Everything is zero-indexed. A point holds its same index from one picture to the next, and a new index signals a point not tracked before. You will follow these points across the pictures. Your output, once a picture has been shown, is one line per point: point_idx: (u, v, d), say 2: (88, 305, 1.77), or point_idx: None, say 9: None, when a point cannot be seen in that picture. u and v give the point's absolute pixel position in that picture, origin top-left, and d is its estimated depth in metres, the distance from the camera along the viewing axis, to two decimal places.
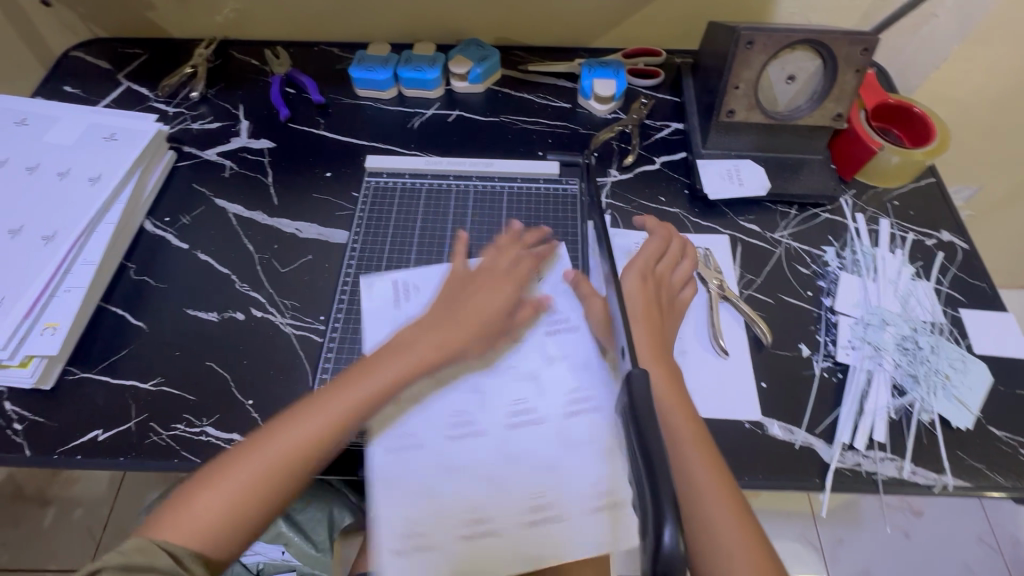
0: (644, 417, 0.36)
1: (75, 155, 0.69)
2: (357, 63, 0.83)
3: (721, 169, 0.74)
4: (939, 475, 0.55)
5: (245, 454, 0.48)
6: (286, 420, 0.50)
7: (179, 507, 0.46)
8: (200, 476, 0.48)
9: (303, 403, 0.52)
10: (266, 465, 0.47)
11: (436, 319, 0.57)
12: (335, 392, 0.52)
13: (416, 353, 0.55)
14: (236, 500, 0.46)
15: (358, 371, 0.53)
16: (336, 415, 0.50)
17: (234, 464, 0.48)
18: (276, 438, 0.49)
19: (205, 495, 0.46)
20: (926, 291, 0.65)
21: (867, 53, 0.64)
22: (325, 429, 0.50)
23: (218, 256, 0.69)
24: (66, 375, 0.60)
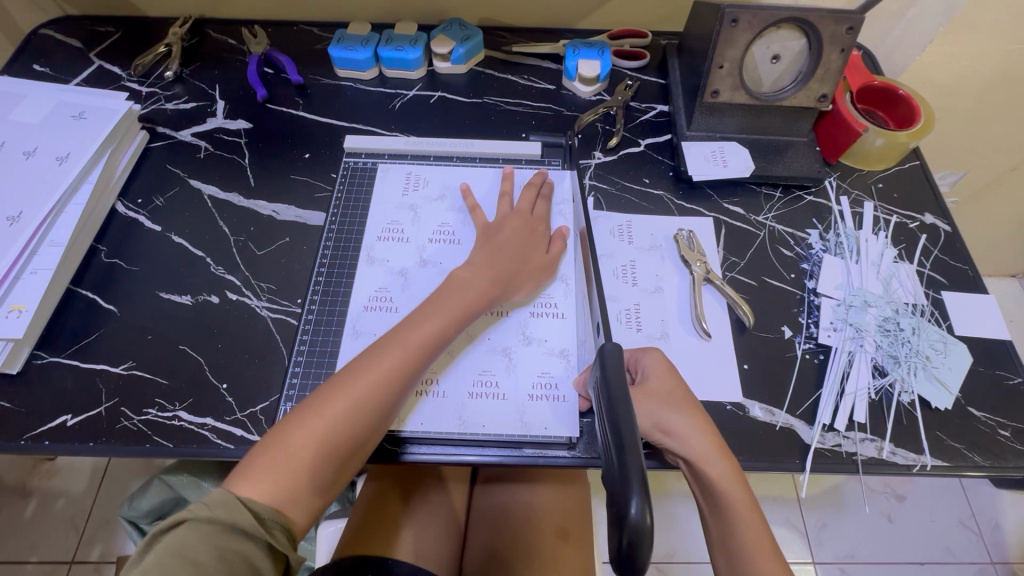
0: (615, 389, 0.37)
1: (43, 134, 0.67)
2: (336, 42, 0.81)
3: (706, 151, 0.73)
4: (918, 455, 0.55)
5: (324, 402, 0.47)
6: (357, 366, 0.50)
7: (261, 461, 0.45)
8: (285, 423, 0.47)
9: (370, 349, 0.52)
10: (348, 410, 0.47)
11: (481, 259, 0.59)
12: (399, 337, 0.52)
13: (468, 296, 0.56)
14: (322, 448, 0.46)
15: (419, 314, 0.54)
16: (408, 358, 0.51)
17: (315, 414, 0.47)
18: (350, 384, 0.49)
19: (290, 446, 0.45)
20: (908, 273, 0.65)
21: (852, 32, 0.62)
22: (396, 372, 0.50)
23: (194, 238, 0.68)
24: (34, 359, 0.59)
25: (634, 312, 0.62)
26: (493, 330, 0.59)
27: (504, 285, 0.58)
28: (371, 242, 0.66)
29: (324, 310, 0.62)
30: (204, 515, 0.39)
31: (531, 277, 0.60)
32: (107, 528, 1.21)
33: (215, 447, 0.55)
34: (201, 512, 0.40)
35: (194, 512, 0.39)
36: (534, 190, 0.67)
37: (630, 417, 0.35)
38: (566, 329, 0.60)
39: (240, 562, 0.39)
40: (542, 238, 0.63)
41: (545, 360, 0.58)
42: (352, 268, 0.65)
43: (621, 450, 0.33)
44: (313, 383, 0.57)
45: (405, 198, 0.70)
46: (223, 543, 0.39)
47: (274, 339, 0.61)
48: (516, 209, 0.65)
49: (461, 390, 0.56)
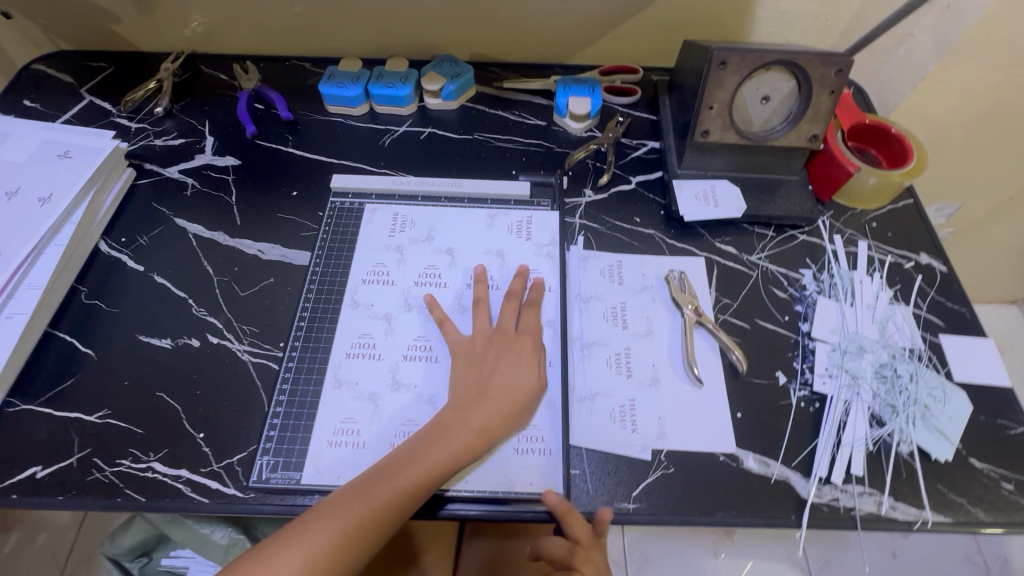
0: None
1: (26, 173, 0.67)
2: (326, 79, 0.81)
3: (697, 191, 0.72)
4: (919, 510, 0.53)
5: (274, 560, 0.45)
6: (316, 517, 0.48)
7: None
8: (273, 540, 0.47)
9: (336, 496, 0.49)
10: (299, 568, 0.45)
11: (468, 404, 0.54)
12: (371, 485, 0.49)
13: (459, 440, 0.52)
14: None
15: (430, 434, 0.52)
16: (374, 511, 0.48)
17: (263, 570, 0.45)
18: (312, 534, 0.46)
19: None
20: (904, 316, 0.64)
21: (841, 75, 0.62)
22: (356, 529, 0.47)
23: (177, 279, 0.67)
24: (5, 407, 0.57)
25: (624, 358, 0.61)
26: None
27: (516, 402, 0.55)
28: (357, 286, 0.65)
29: (304, 357, 0.60)
30: None
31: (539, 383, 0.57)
32: (90, 564, 1.17)
33: (189, 500, 0.53)
34: None
35: None
36: (516, 300, 0.62)
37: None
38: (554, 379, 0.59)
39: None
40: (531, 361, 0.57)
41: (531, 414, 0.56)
42: (335, 310, 0.63)
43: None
44: (292, 433, 0.56)
45: (391, 239, 0.69)
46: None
47: (254, 385, 0.59)
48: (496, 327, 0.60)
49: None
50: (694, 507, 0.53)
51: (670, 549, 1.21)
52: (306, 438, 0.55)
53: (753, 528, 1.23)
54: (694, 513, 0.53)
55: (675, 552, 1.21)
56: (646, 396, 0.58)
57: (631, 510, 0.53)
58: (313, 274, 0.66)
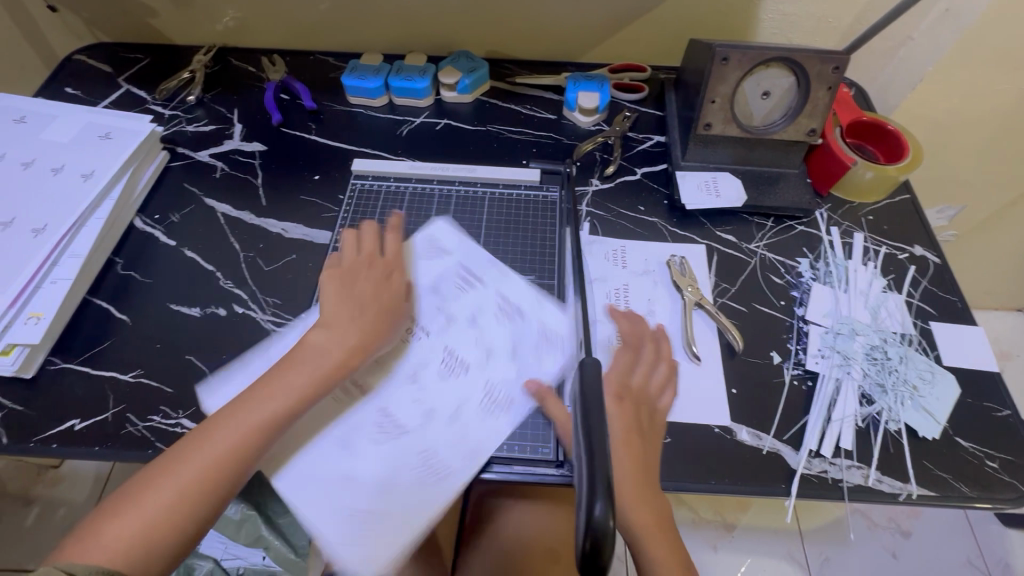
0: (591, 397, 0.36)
1: (70, 152, 0.72)
2: (349, 71, 0.86)
3: (699, 180, 0.75)
4: (905, 483, 0.56)
5: (152, 483, 0.45)
6: (199, 436, 0.48)
7: (87, 537, 0.43)
8: (148, 469, 0.47)
9: (209, 419, 0.50)
10: (181, 484, 0.45)
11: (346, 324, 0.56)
12: (242, 409, 0.50)
13: (328, 359, 0.54)
14: (152, 524, 0.44)
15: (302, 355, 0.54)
16: (253, 427, 0.49)
17: (145, 494, 0.45)
18: (191, 455, 0.47)
19: (112, 525, 0.43)
20: (896, 302, 0.67)
21: (838, 72, 0.66)
22: (238, 443, 0.48)
23: (205, 254, 0.71)
24: (47, 365, 0.62)
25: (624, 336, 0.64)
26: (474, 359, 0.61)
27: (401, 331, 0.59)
28: (339, 263, 0.67)
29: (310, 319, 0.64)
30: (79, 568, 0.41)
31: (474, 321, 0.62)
32: None
33: None
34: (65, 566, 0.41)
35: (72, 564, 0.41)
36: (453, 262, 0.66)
37: (603, 424, 0.35)
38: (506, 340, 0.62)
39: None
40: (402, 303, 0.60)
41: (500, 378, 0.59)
42: None
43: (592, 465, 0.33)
44: None
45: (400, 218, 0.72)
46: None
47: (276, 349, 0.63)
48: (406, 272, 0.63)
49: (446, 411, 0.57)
50: (689, 474, 0.56)
51: None
52: None
53: (753, 524, 1.24)
54: (688, 480, 0.55)
55: None
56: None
57: None
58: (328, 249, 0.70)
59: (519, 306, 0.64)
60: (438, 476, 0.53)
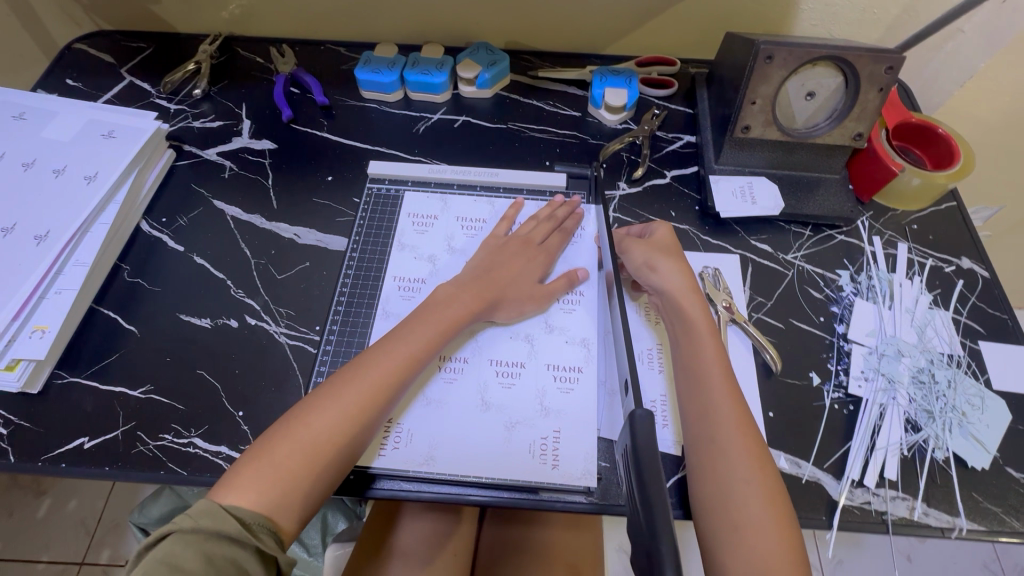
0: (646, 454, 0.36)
1: (72, 152, 0.68)
2: (362, 64, 0.81)
3: (734, 186, 0.71)
4: (953, 517, 0.53)
5: (307, 417, 0.48)
6: (349, 373, 0.51)
7: (244, 471, 0.45)
8: (271, 433, 0.47)
9: (352, 363, 0.52)
10: (335, 419, 0.48)
11: (469, 279, 0.60)
12: (356, 374, 0.51)
13: (449, 314, 0.56)
14: (307, 458, 0.46)
15: (408, 325, 0.55)
16: (394, 367, 0.52)
17: (301, 426, 0.47)
18: (313, 416, 0.48)
19: (276, 453, 0.45)
20: (943, 320, 0.63)
21: (891, 72, 0.61)
22: (358, 406, 0.49)
23: (216, 260, 0.68)
24: (54, 379, 0.59)
25: (657, 353, 0.61)
26: (522, 355, 0.60)
27: (489, 304, 0.59)
28: (448, 223, 0.70)
29: (358, 286, 0.65)
30: (186, 526, 0.40)
31: (537, 301, 0.61)
32: (118, 531, 1.21)
33: None
34: (184, 523, 0.40)
35: (176, 524, 0.40)
36: (548, 223, 0.67)
37: (663, 490, 0.34)
38: (588, 320, 0.62)
39: (228, 567, 0.39)
40: (539, 267, 0.63)
41: (590, 364, 0.59)
42: (376, 284, 0.65)
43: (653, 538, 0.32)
44: None
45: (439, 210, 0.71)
46: (210, 550, 0.39)
47: (288, 365, 0.60)
48: (526, 235, 0.66)
49: (539, 380, 0.58)
50: None
51: None
52: None
53: None
54: None
55: None
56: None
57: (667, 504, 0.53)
58: (371, 223, 0.70)
59: (578, 290, 0.64)
60: (516, 447, 0.54)
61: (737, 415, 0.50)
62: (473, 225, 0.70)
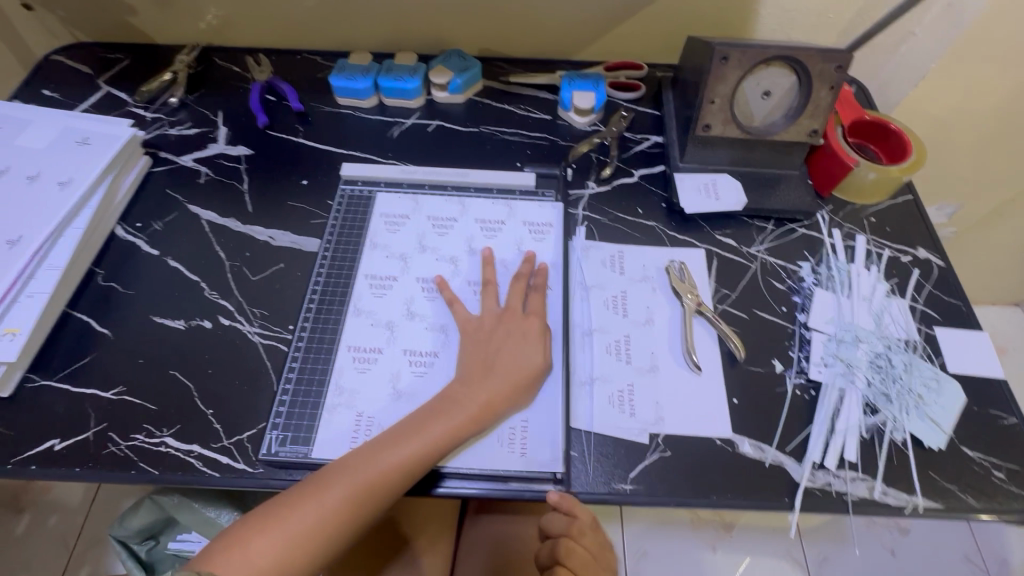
0: None
1: (47, 159, 0.69)
2: (337, 71, 0.83)
3: (698, 183, 0.74)
4: (910, 495, 0.54)
5: (288, 512, 0.49)
6: (337, 470, 0.51)
7: (223, 558, 0.46)
8: (252, 519, 0.49)
9: (347, 458, 0.52)
10: (310, 524, 0.48)
11: (474, 376, 0.57)
12: (347, 474, 0.51)
13: (455, 418, 0.54)
14: (277, 560, 0.47)
15: (410, 428, 0.53)
16: (380, 476, 0.50)
17: (278, 522, 0.48)
18: (291, 517, 0.48)
19: (250, 547, 0.47)
20: (900, 308, 0.65)
21: (841, 71, 0.63)
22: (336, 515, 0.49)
23: (189, 263, 0.69)
24: (26, 382, 0.59)
25: (623, 344, 0.62)
26: None
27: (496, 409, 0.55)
28: (420, 222, 0.71)
29: (331, 285, 0.66)
30: None
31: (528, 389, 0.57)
32: (98, 547, 1.19)
33: (201, 474, 0.55)
34: None
35: None
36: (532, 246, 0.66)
37: None
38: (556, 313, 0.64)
39: None
40: (538, 343, 0.59)
41: (555, 352, 0.61)
42: (348, 284, 0.66)
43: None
44: (312, 367, 0.60)
45: (412, 213, 0.72)
46: None
47: (258, 363, 0.61)
48: (503, 308, 0.62)
49: None
50: (689, 489, 0.54)
51: (669, 542, 1.19)
52: (314, 414, 0.57)
53: (751, 523, 1.21)
54: (687, 495, 0.54)
55: (673, 547, 1.20)
56: (645, 382, 0.60)
57: (629, 491, 0.54)
58: (346, 223, 0.71)
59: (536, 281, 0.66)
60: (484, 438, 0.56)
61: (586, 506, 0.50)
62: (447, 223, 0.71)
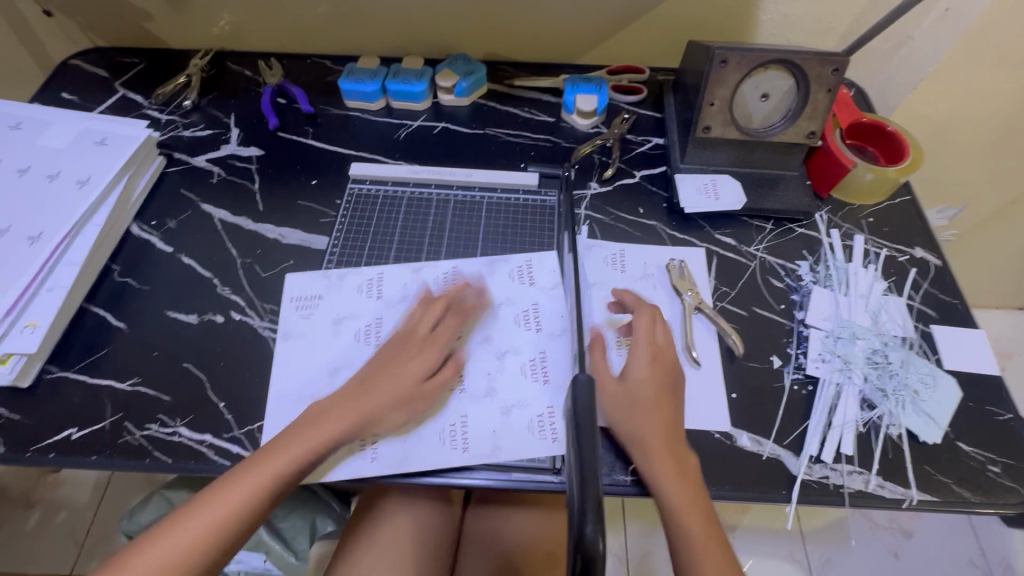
0: (583, 415, 0.44)
1: (66, 159, 0.71)
2: (346, 75, 0.85)
3: (698, 183, 0.75)
4: (906, 489, 0.55)
5: (199, 506, 0.48)
6: (255, 457, 0.51)
7: (141, 547, 0.47)
8: (172, 517, 0.48)
9: (263, 445, 0.52)
10: (222, 515, 0.48)
11: (393, 355, 0.58)
12: (261, 456, 0.51)
13: (365, 401, 0.55)
14: (184, 550, 0.46)
15: (318, 412, 0.54)
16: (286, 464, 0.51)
17: (195, 512, 0.48)
18: (205, 506, 0.48)
19: (165, 544, 0.46)
20: (897, 306, 0.66)
21: (837, 73, 0.65)
22: (248, 499, 0.49)
23: (202, 259, 0.71)
24: (44, 373, 0.61)
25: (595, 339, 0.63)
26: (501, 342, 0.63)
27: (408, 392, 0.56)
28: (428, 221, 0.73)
29: (339, 280, 0.68)
30: None
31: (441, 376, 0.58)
32: (106, 541, 1.21)
33: (213, 463, 0.56)
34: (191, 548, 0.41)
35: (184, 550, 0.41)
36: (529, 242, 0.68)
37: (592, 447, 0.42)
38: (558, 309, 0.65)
39: None
40: (456, 330, 0.61)
41: (546, 341, 0.63)
42: (354, 283, 0.68)
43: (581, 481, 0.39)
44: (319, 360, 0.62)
45: (419, 212, 0.74)
46: None
47: (268, 356, 0.63)
48: (431, 299, 0.64)
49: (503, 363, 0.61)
50: None
51: None
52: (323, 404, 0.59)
53: (753, 524, 1.22)
54: None
55: None
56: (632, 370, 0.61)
57: (629, 482, 0.55)
58: (355, 221, 0.73)
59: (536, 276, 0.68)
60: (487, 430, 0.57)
61: (684, 505, 0.50)
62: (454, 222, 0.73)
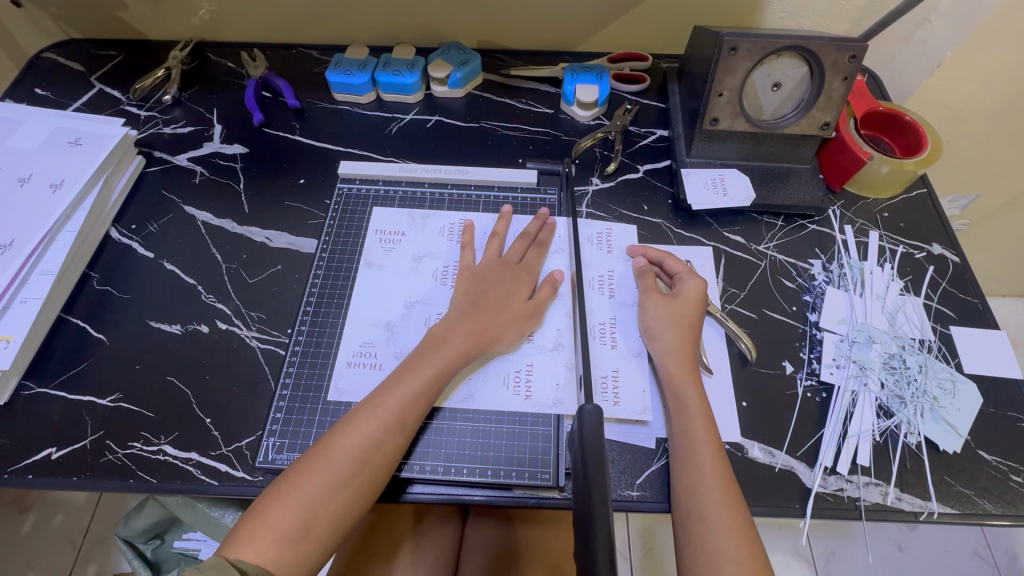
0: (590, 447, 0.42)
1: (38, 161, 0.67)
2: (333, 66, 0.81)
3: (705, 178, 0.71)
4: (925, 501, 0.53)
5: (301, 474, 0.48)
6: (342, 427, 0.50)
7: (247, 529, 0.46)
8: (268, 494, 0.47)
9: (353, 411, 0.52)
10: (329, 480, 0.47)
11: (463, 312, 0.58)
12: (365, 416, 0.50)
13: (441, 354, 0.55)
14: (299, 522, 0.46)
15: (406, 368, 0.54)
16: (381, 425, 0.50)
17: (292, 488, 0.47)
18: (310, 473, 0.48)
19: (272, 518, 0.46)
20: (915, 306, 0.63)
21: (855, 60, 0.61)
22: (354, 463, 0.48)
23: (185, 265, 0.67)
24: (21, 390, 0.59)
25: (608, 328, 0.61)
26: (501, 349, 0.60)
27: (482, 341, 0.57)
28: (422, 222, 0.70)
29: (329, 285, 0.65)
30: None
31: (511, 328, 0.58)
32: (105, 544, 1.19)
33: (199, 483, 0.54)
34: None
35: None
36: (524, 239, 0.65)
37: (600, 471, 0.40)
38: (560, 314, 0.62)
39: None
40: (524, 286, 0.62)
41: (535, 354, 0.59)
42: (344, 291, 0.64)
43: (589, 503, 0.38)
44: (309, 373, 0.59)
45: (411, 213, 0.71)
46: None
47: (255, 368, 0.60)
48: (502, 257, 0.64)
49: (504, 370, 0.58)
50: None
51: None
52: (311, 421, 0.57)
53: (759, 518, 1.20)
54: None
55: None
56: (628, 369, 0.59)
57: (637, 498, 0.53)
58: (345, 223, 0.70)
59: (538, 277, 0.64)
60: (487, 444, 0.55)
61: (726, 498, 0.48)
62: (448, 224, 0.70)
